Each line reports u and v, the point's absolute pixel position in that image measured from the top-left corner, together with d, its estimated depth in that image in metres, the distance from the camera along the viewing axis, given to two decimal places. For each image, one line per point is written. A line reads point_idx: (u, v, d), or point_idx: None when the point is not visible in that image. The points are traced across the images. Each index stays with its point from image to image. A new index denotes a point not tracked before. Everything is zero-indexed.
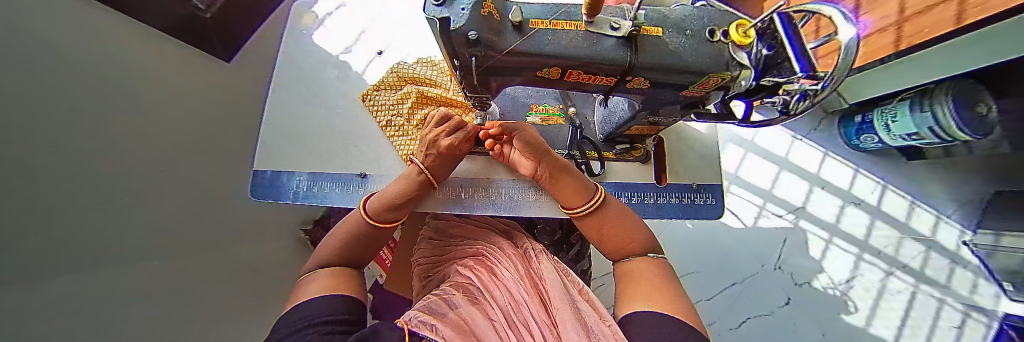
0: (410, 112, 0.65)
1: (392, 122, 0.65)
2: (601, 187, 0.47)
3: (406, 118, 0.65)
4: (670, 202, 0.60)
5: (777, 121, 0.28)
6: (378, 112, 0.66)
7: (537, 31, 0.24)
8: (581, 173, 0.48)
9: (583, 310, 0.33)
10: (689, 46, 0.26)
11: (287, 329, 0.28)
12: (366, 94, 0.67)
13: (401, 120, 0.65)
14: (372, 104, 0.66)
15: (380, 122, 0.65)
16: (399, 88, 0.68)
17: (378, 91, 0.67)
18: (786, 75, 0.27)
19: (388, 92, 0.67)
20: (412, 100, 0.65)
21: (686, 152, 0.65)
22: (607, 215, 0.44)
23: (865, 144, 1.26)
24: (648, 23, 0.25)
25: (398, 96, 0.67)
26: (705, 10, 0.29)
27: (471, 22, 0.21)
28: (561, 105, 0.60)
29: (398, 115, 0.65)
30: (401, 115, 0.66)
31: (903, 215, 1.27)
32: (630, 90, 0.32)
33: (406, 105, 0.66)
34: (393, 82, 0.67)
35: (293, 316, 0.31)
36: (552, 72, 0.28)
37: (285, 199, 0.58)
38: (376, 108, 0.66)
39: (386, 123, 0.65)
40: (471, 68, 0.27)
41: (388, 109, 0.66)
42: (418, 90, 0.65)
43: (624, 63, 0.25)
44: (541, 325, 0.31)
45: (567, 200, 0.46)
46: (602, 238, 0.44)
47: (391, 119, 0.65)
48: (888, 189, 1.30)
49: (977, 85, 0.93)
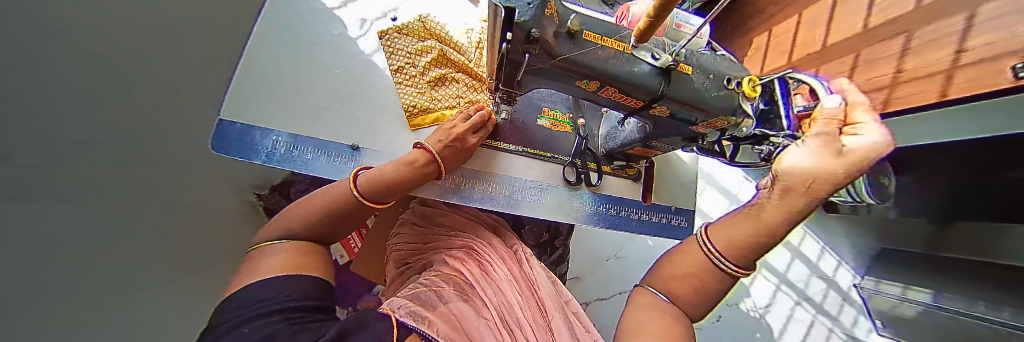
0: (425, 67, 0.66)
1: (404, 69, 0.65)
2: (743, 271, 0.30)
3: (420, 72, 0.66)
4: (651, 220, 0.67)
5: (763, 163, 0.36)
6: (394, 55, 0.65)
7: (594, 44, 0.28)
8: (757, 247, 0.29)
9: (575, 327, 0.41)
10: (708, 88, 0.32)
11: (241, 311, 0.26)
12: (384, 33, 0.67)
13: (411, 71, 0.65)
14: (389, 45, 0.66)
15: (392, 64, 0.64)
16: (422, 39, 0.69)
17: (398, 33, 0.68)
18: (775, 129, 0.31)
19: (410, 39, 0.68)
20: (434, 54, 0.68)
21: (670, 177, 0.72)
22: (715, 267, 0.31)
23: None
24: (684, 61, 0.31)
25: (417, 47, 0.68)
26: (719, 58, 0.35)
27: (533, 18, 0.23)
28: (571, 114, 0.63)
29: (412, 66, 0.66)
30: (413, 66, 0.66)
31: (815, 257, 1.52)
32: (650, 115, 0.39)
33: (425, 58, 0.68)
34: (419, 34, 0.69)
35: (246, 296, 0.28)
36: (592, 84, 0.32)
37: (254, 159, 0.50)
38: (393, 49, 0.66)
39: (399, 67, 0.65)
40: (519, 65, 0.29)
41: (404, 56, 0.66)
42: (442, 48, 0.68)
43: (656, 90, 0.31)
44: (537, 329, 0.38)
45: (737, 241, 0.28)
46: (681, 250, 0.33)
47: (403, 66, 0.65)
48: (808, 235, 1.55)
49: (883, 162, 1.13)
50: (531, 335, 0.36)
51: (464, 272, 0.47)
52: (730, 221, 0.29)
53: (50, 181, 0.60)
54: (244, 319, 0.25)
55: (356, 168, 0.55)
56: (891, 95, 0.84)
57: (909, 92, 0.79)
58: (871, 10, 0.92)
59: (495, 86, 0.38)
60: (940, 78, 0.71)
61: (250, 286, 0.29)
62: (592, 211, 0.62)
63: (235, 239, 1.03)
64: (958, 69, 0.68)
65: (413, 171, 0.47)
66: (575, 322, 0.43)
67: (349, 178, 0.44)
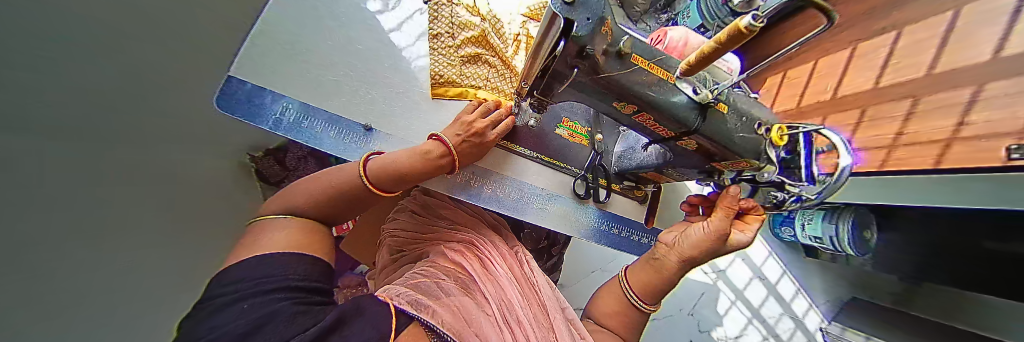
0: (461, 42, 0.66)
1: (442, 36, 0.66)
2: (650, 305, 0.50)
3: (456, 45, 0.66)
4: (648, 242, 0.69)
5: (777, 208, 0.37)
6: (437, 21, 0.67)
7: (634, 67, 0.28)
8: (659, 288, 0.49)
9: (572, 333, 0.42)
10: (739, 129, 0.33)
11: (246, 281, 0.27)
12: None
13: (446, 41, 0.66)
14: (435, 12, 0.67)
15: (432, 30, 0.66)
16: (468, 14, 0.69)
17: (450, 2, 0.68)
18: (794, 178, 0.33)
19: (456, 9, 0.68)
20: (478, 29, 0.67)
21: (675, 203, 0.76)
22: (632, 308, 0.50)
23: (783, 234, 1.47)
24: (722, 100, 0.32)
25: (461, 20, 0.68)
26: (751, 103, 0.36)
27: (589, 33, 0.22)
28: (590, 128, 0.63)
29: (451, 37, 0.66)
30: (451, 38, 0.66)
31: (789, 296, 1.56)
32: (677, 146, 0.40)
33: (466, 33, 0.67)
34: (468, 9, 0.69)
35: (253, 267, 0.29)
36: (627, 108, 0.33)
37: (260, 124, 0.47)
38: (437, 14, 0.67)
39: (438, 34, 0.66)
40: (564, 77, 0.29)
41: (448, 23, 0.67)
42: (485, 29, 0.68)
43: (690, 123, 0.32)
44: (537, 330, 0.39)
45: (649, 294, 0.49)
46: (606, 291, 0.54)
47: (442, 33, 0.66)
48: (787, 275, 1.58)
49: (867, 213, 1.16)
50: (529, 335, 0.37)
51: (464, 267, 0.48)
52: (641, 270, 0.51)
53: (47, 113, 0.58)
54: (254, 290, 0.26)
55: (366, 149, 0.54)
56: (890, 155, 0.87)
57: (907, 155, 0.82)
58: (884, 68, 0.95)
59: (528, 92, 0.38)
60: (938, 146, 0.74)
61: (248, 260, 0.30)
62: (595, 225, 0.63)
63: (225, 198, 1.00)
64: (957, 140, 0.71)
65: (427, 162, 0.45)
66: (571, 327, 0.45)
67: (359, 162, 0.43)
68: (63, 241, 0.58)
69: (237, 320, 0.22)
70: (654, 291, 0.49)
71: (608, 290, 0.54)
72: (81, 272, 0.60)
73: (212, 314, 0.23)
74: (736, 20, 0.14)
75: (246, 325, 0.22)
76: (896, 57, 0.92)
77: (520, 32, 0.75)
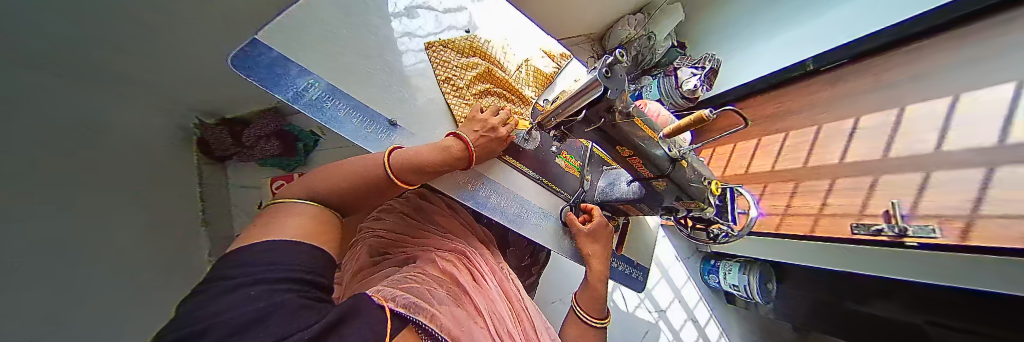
0: (471, 81, 0.72)
1: (451, 80, 0.69)
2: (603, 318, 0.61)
3: (467, 86, 0.70)
4: (618, 267, 0.81)
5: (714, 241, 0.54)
6: (441, 67, 0.69)
7: (636, 124, 0.42)
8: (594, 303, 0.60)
9: None
10: (695, 177, 0.48)
11: (255, 267, 0.28)
12: (433, 44, 0.69)
13: (461, 83, 0.70)
14: (436, 57, 0.69)
15: (440, 75, 0.68)
16: (467, 56, 0.74)
17: (444, 47, 0.71)
18: (721, 217, 0.49)
19: (453, 53, 0.72)
20: (479, 70, 0.74)
21: (638, 239, 0.90)
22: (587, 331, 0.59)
23: (710, 280, 1.72)
24: (684, 158, 0.47)
25: (462, 62, 0.73)
26: (700, 163, 0.52)
27: (615, 94, 0.34)
28: (582, 163, 0.76)
29: (459, 79, 0.70)
30: (461, 78, 0.71)
31: (714, 338, 1.76)
32: (652, 185, 0.52)
33: (470, 73, 0.73)
34: (462, 50, 0.74)
35: (259, 253, 0.30)
36: (623, 151, 0.46)
37: (278, 92, 0.46)
38: (440, 61, 0.69)
39: (446, 79, 0.68)
40: (591, 122, 0.42)
41: (452, 68, 0.70)
42: (486, 66, 0.75)
43: (665, 169, 0.46)
44: None
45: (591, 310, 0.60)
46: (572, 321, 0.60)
47: (451, 77, 0.69)
48: (712, 321, 1.78)
49: (766, 267, 1.48)
50: None
51: (454, 276, 0.50)
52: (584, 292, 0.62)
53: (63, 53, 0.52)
54: (264, 276, 0.27)
55: (386, 142, 0.56)
56: (781, 222, 1.17)
57: (795, 221, 1.11)
58: (777, 158, 1.27)
59: (548, 124, 0.49)
60: (811, 219, 1.06)
61: (259, 243, 0.32)
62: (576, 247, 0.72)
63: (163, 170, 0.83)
64: (822, 216, 1.03)
65: (446, 155, 0.49)
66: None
67: (384, 152, 0.47)
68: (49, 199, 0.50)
69: (243, 305, 0.23)
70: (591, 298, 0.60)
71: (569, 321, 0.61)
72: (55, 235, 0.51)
73: (216, 298, 0.23)
74: (698, 111, 0.32)
75: (252, 312, 0.23)
76: (785, 151, 1.25)
77: (524, 62, 0.84)
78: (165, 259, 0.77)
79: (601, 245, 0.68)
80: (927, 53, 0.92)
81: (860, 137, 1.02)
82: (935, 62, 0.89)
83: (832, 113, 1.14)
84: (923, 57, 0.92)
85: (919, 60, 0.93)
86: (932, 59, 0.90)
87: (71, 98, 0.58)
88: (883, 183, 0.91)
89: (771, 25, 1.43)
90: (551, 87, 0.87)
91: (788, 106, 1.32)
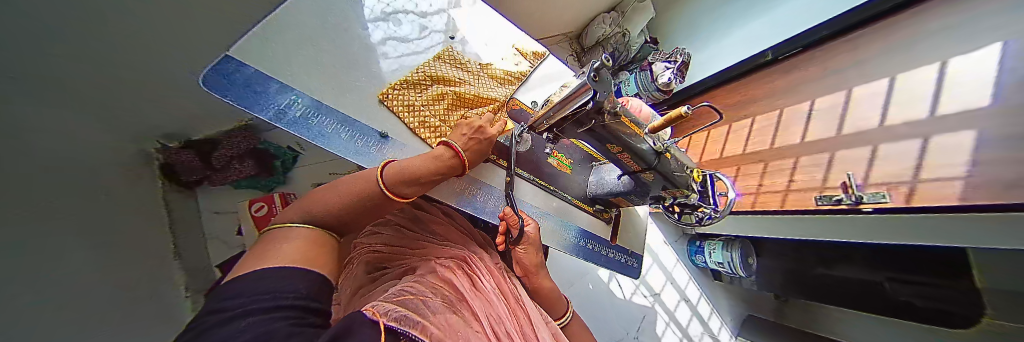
0: (449, 109, 0.67)
1: (426, 122, 0.63)
2: (571, 316, 0.69)
3: (446, 124, 0.66)
4: (613, 257, 0.84)
5: (701, 225, 0.58)
6: (409, 112, 0.62)
7: (623, 123, 0.45)
8: (559, 311, 0.68)
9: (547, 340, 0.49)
10: (676, 168, 0.53)
11: (249, 297, 0.27)
12: (387, 92, 0.60)
13: (436, 121, 0.65)
14: (398, 103, 0.61)
15: (410, 121, 0.61)
16: (424, 88, 0.66)
17: (400, 89, 0.62)
18: (704, 202, 0.54)
19: (413, 92, 0.64)
20: (448, 101, 0.67)
21: (629, 228, 0.94)
22: (574, 332, 0.69)
23: (697, 261, 1.82)
24: (667, 151, 0.52)
25: (426, 96, 0.65)
26: (683, 154, 0.57)
27: (605, 98, 0.37)
28: (572, 160, 0.79)
29: (432, 116, 0.64)
30: (434, 115, 0.65)
31: (707, 314, 1.82)
32: (641, 177, 0.56)
33: (439, 105, 0.66)
34: (422, 85, 0.66)
35: (250, 283, 0.29)
36: (614, 148, 0.49)
37: (259, 113, 0.44)
38: (404, 107, 0.61)
39: (418, 126, 0.62)
40: (582, 123, 0.45)
41: (418, 108, 0.63)
42: (453, 91, 0.68)
43: (650, 160, 0.50)
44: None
45: (558, 315, 0.67)
46: (552, 307, 0.67)
47: (425, 120, 0.63)
48: (704, 299, 1.85)
49: (745, 243, 1.58)
50: None
51: (453, 283, 0.51)
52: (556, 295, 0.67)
53: (35, 78, 0.49)
54: (260, 306, 0.27)
55: (378, 155, 0.55)
56: (756, 199, 1.22)
57: (766, 199, 1.17)
58: (747, 142, 1.33)
59: (544, 127, 0.51)
60: (780, 195, 1.13)
61: (256, 272, 0.32)
62: (574, 242, 0.74)
63: (128, 187, 0.74)
64: (791, 191, 1.09)
65: (439, 165, 0.49)
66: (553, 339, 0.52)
67: (377, 168, 0.47)
68: (35, 231, 0.47)
69: (237, 335, 0.22)
70: (548, 294, 0.66)
71: (551, 304, 0.67)
72: (46, 269, 0.48)
73: (209, 332, 0.23)
74: (676, 108, 0.35)
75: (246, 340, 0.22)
76: (753, 134, 1.31)
77: (493, 68, 0.79)
78: (138, 282, 0.68)
79: (528, 254, 0.62)
80: (867, 41, 1.05)
81: (817, 118, 1.11)
82: (873, 50, 1.02)
83: (791, 96, 1.23)
84: (864, 44, 1.05)
85: (861, 47, 1.06)
86: (869, 47, 1.04)
87: (47, 117, 0.53)
88: (839, 158, 1.02)
89: (721, 23, 1.59)
90: (523, 87, 0.84)
91: (751, 93, 1.39)
